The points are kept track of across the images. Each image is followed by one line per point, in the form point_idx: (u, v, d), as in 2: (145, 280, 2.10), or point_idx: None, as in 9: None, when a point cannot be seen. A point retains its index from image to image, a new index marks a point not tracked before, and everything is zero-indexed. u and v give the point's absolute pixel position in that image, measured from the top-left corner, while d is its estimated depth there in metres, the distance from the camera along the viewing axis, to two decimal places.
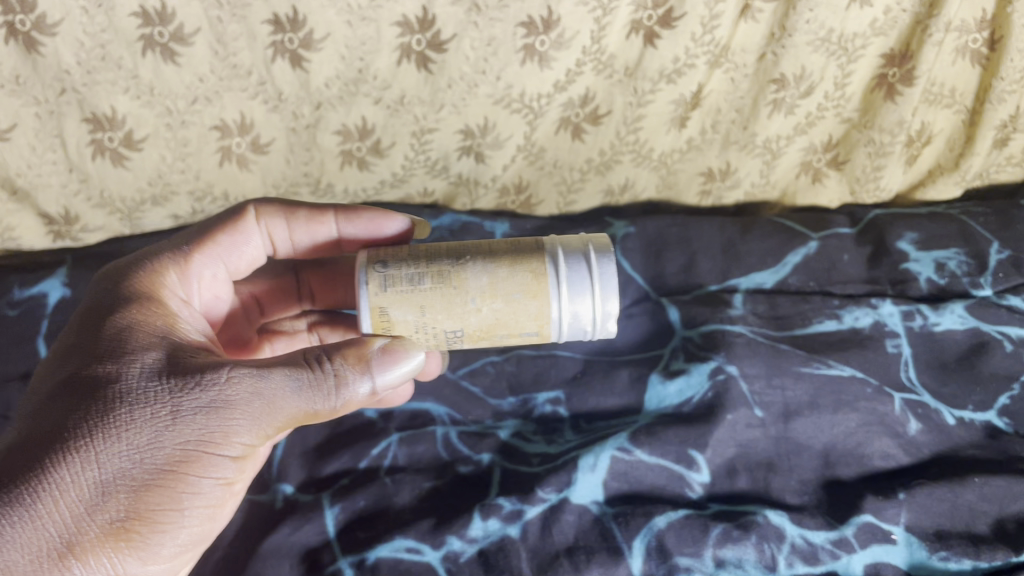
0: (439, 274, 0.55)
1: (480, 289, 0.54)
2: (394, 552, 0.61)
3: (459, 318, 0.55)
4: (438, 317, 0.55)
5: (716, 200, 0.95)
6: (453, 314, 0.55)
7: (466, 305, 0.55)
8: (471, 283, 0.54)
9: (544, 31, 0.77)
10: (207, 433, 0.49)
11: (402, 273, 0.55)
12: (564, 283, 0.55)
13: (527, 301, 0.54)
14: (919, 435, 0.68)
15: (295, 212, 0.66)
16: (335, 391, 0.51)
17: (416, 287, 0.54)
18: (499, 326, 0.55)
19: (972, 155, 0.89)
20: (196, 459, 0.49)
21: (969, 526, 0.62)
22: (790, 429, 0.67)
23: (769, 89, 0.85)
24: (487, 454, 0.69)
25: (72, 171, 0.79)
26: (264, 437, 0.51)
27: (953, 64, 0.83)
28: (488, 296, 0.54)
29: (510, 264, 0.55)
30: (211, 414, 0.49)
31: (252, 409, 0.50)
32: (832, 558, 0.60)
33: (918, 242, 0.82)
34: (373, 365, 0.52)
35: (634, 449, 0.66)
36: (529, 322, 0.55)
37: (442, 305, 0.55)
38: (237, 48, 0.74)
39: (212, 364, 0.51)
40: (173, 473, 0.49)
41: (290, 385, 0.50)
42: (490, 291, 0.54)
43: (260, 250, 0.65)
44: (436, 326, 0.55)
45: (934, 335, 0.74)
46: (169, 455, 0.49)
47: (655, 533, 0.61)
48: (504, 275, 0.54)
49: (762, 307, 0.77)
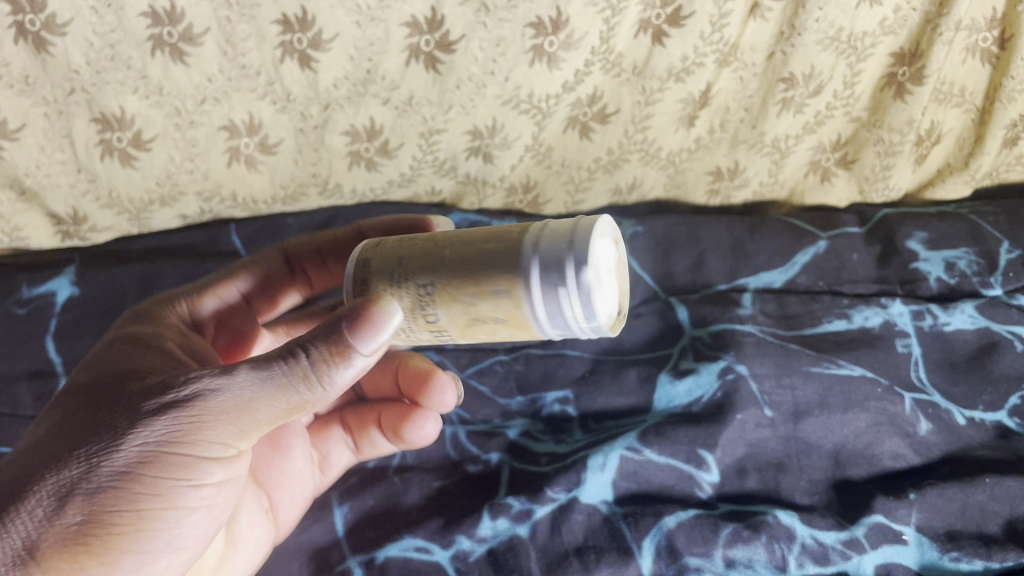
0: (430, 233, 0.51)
1: (464, 239, 0.49)
2: (404, 552, 0.61)
3: (435, 264, 0.48)
4: (416, 271, 0.48)
5: (724, 200, 0.95)
6: (429, 261, 0.48)
7: (445, 252, 0.48)
8: (457, 238, 0.49)
9: (552, 32, 0.77)
10: (171, 429, 0.44)
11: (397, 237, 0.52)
12: (543, 246, 0.45)
13: (509, 249, 0.46)
14: (929, 436, 0.68)
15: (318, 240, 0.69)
16: (310, 374, 0.45)
17: (400, 243, 0.50)
18: (470, 277, 0.47)
19: (982, 154, 0.88)
20: (161, 458, 0.44)
21: (981, 526, 0.62)
22: (800, 429, 0.67)
23: (777, 88, 0.85)
24: (496, 453, 0.69)
25: (80, 171, 0.79)
26: (240, 434, 0.45)
27: (963, 63, 0.83)
28: (471, 249, 0.47)
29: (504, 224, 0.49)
30: (176, 411, 0.44)
31: (220, 401, 0.44)
32: (842, 558, 0.60)
33: (927, 241, 0.81)
34: (347, 336, 0.45)
35: (643, 449, 0.66)
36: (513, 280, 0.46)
37: (422, 254, 0.49)
38: (246, 48, 0.74)
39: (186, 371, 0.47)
40: (135, 475, 0.43)
41: (259, 372, 0.44)
42: (475, 239, 0.48)
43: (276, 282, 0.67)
44: (408, 275, 0.49)
45: (944, 334, 0.74)
46: (131, 455, 0.43)
47: (664, 533, 0.61)
48: (491, 231, 0.48)
49: (771, 306, 0.77)
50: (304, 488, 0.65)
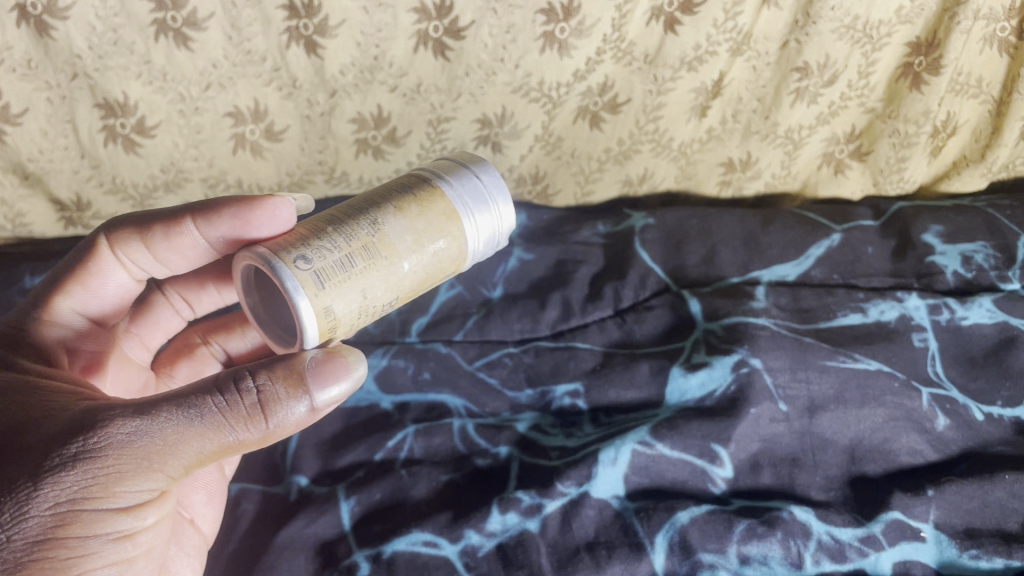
0: (365, 248, 0.51)
1: (409, 248, 0.53)
2: (411, 546, 0.59)
3: (395, 285, 0.53)
4: (378, 294, 0.52)
5: (736, 191, 0.94)
6: (390, 284, 0.53)
7: (400, 268, 0.53)
8: (400, 245, 0.53)
9: (564, 19, 0.76)
10: (88, 483, 0.43)
11: (329, 259, 0.50)
12: (472, 218, 0.57)
13: (446, 242, 0.55)
14: (947, 431, 0.67)
15: (149, 230, 0.60)
16: (252, 421, 0.46)
17: (342, 264, 0.50)
18: (425, 277, 0.56)
19: (999, 146, 0.87)
20: (84, 512, 0.44)
21: (1000, 523, 0.61)
22: (815, 424, 0.66)
23: (791, 78, 0.83)
24: (506, 447, 0.67)
25: (83, 157, 0.79)
26: (169, 475, 0.46)
27: (980, 53, 0.81)
28: (416, 250, 0.54)
29: (422, 215, 0.54)
30: (91, 463, 0.43)
31: (143, 447, 0.44)
32: (859, 556, 0.59)
33: (943, 235, 0.81)
34: (300, 386, 0.48)
35: (656, 443, 0.64)
36: (443, 264, 0.56)
37: (380, 279, 0.52)
38: (252, 33, 0.73)
39: (95, 415, 0.45)
40: (61, 536, 0.43)
41: (188, 413, 0.45)
42: (417, 247, 0.54)
43: (118, 279, 0.62)
44: (375, 302, 0.53)
45: (961, 329, 0.73)
46: (51, 515, 0.43)
47: (677, 529, 0.59)
48: (421, 225, 0.54)
49: (785, 299, 0.76)
50: (218, 485, 0.65)
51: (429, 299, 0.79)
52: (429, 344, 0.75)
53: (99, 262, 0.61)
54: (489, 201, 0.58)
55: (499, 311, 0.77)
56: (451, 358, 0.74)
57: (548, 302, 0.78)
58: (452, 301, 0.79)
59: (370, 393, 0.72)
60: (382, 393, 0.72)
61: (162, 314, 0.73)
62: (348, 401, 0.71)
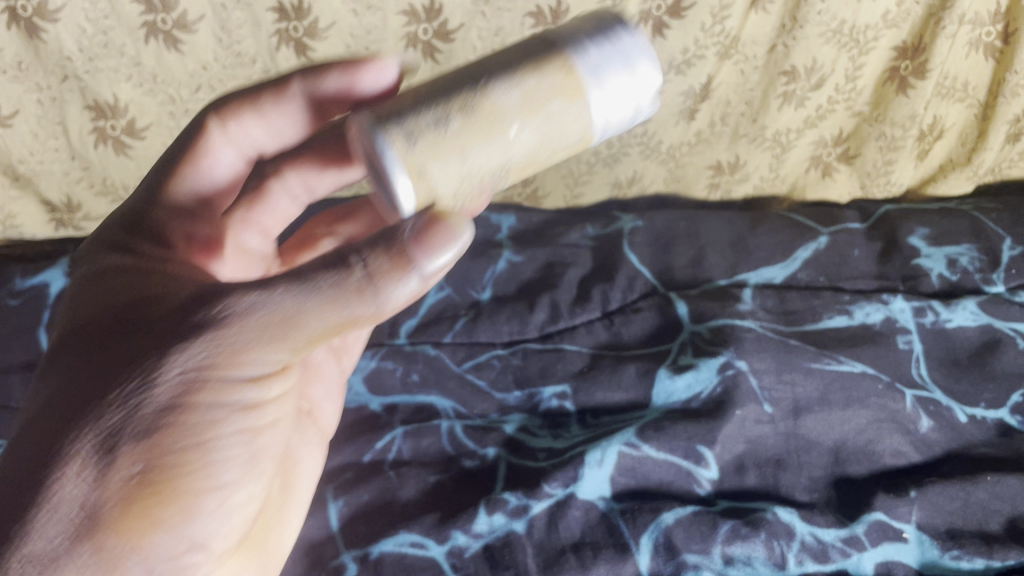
0: (463, 108, 0.41)
1: (516, 108, 0.41)
2: (398, 547, 0.60)
3: (502, 154, 0.42)
4: (479, 163, 0.41)
5: (725, 194, 0.95)
6: (495, 153, 0.41)
7: (506, 134, 0.41)
8: (506, 106, 0.41)
9: (552, 22, 0.76)
10: (211, 352, 0.40)
11: (423, 119, 0.41)
12: (605, 74, 0.43)
13: (571, 105, 0.42)
14: (931, 433, 0.67)
15: (259, 96, 0.57)
16: (369, 291, 0.40)
17: (441, 140, 0.40)
18: (547, 150, 0.43)
19: (984, 150, 0.87)
20: (209, 382, 0.40)
21: (982, 525, 0.61)
22: (800, 426, 0.66)
23: (779, 82, 0.84)
24: (493, 448, 0.68)
25: (74, 159, 0.80)
26: (291, 351, 0.41)
27: (966, 57, 0.82)
28: (527, 112, 0.42)
29: (542, 86, 0.42)
30: (213, 333, 0.40)
31: (264, 317, 0.40)
32: (842, 556, 0.59)
33: (929, 237, 0.82)
34: (408, 248, 0.40)
35: (642, 445, 0.65)
36: (569, 142, 0.44)
37: (483, 145, 0.41)
38: (242, 36, 0.74)
39: (220, 289, 0.42)
40: (185, 408, 0.40)
41: (305, 285, 0.40)
42: (527, 109, 0.42)
43: (235, 159, 0.58)
44: (479, 175, 0.42)
45: (945, 332, 0.74)
46: (175, 386, 0.40)
47: (662, 530, 0.60)
48: (535, 83, 0.42)
49: (771, 301, 0.76)
50: (336, 378, 0.64)
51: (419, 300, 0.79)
52: (418, 347, 0.75)
53: (208, 138, 0.56)
54: (633, 57, 0.43)
55: (488, 313, 0.78)
56: (441, 360, 0.74)
57: (537, 304, 0.78)
58: (442, 302, 0.79)
59: (359, 395, 0.73)
60: (371, 395, 0.73)
61: (280, 199, 0.63)
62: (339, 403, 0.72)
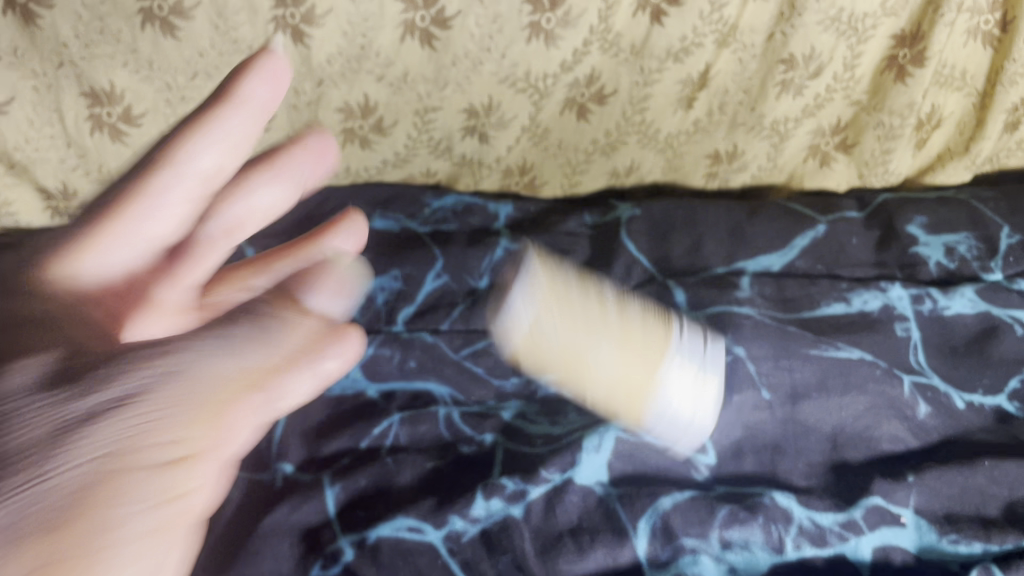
0: (578, 320, 0.63)
1: (614, 356, 0.61)
2: (395, 531, 0.59)
3: (588, 374, 0.61)
4: (562, 345, 0.61)
5: (722, 183, 0.94)
6: (584, 368, 0.61)
7: (601, 368, 0.61)
8: (609, 354, 0.61)
9: (550, 9, 0.76)
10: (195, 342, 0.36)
11: (549, 324, 0.63)
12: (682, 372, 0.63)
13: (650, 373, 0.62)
14: (928, 419, 0.67)
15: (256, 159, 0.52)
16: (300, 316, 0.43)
17: (557, 311, 0.63)
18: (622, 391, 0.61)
19: (982, 139, 0.87)
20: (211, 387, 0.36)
21: (980, 509, 0.61)
22: (798, 411, 0.66)
23: (777, 70, 0.83)
24: (490, 434, 0.68)
25: (70, 146, 0.80)
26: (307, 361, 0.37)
27: (965, 46, 0.82)
28: (623, 360, 0.61)
29: (640, 353, 0.62)
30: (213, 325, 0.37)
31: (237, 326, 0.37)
32: (840, 540, 0.59)
33: (927, 226, 0.82)
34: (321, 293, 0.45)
35: (639, 431, 0.65)
36: (621, 410, 0.59)
37: (575, 337, 0.62)
38: (238, 22, 0.73)
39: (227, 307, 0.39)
40: None
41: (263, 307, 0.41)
42: (621, 359, 0.61)
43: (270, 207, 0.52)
44: (568, 351, 0.62)
45: (943, 319, 0.73)
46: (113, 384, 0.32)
47: (660, 514, 0.60)
48: (635, 348, 0.61)
49: (769, 289, 0.76)
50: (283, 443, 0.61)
51: (416, 288, 0.78)
52: (415, 333, 0.75)
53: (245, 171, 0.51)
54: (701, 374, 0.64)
55: (485, 301, 0.77)
56: (438, 347, 0.74)
57: None
58: (438, 290, 0.78)
59: (356, 381, 0.72)
60: (368, 382, 0.72)
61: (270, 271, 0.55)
62: (335, 389, 0.71)
